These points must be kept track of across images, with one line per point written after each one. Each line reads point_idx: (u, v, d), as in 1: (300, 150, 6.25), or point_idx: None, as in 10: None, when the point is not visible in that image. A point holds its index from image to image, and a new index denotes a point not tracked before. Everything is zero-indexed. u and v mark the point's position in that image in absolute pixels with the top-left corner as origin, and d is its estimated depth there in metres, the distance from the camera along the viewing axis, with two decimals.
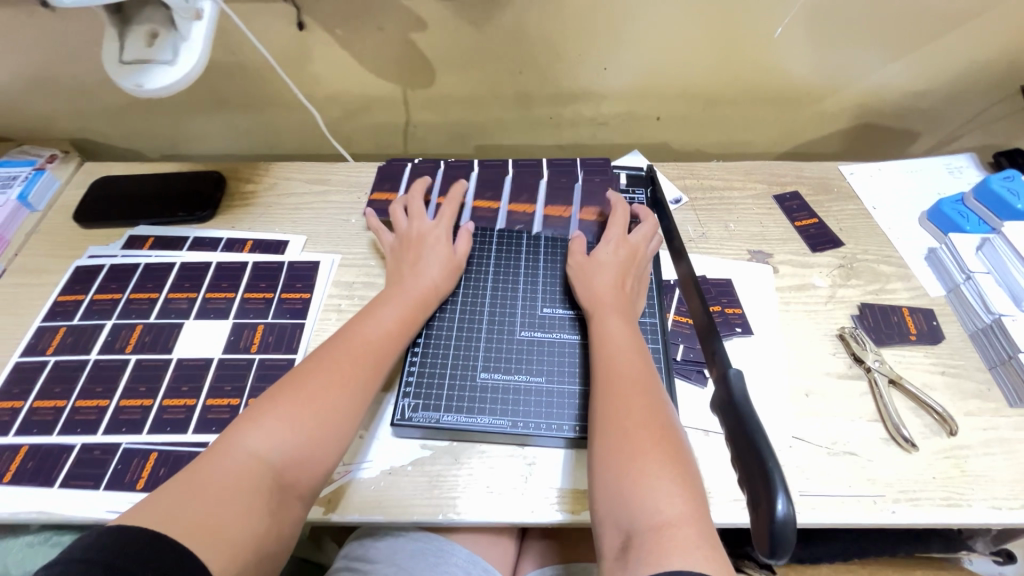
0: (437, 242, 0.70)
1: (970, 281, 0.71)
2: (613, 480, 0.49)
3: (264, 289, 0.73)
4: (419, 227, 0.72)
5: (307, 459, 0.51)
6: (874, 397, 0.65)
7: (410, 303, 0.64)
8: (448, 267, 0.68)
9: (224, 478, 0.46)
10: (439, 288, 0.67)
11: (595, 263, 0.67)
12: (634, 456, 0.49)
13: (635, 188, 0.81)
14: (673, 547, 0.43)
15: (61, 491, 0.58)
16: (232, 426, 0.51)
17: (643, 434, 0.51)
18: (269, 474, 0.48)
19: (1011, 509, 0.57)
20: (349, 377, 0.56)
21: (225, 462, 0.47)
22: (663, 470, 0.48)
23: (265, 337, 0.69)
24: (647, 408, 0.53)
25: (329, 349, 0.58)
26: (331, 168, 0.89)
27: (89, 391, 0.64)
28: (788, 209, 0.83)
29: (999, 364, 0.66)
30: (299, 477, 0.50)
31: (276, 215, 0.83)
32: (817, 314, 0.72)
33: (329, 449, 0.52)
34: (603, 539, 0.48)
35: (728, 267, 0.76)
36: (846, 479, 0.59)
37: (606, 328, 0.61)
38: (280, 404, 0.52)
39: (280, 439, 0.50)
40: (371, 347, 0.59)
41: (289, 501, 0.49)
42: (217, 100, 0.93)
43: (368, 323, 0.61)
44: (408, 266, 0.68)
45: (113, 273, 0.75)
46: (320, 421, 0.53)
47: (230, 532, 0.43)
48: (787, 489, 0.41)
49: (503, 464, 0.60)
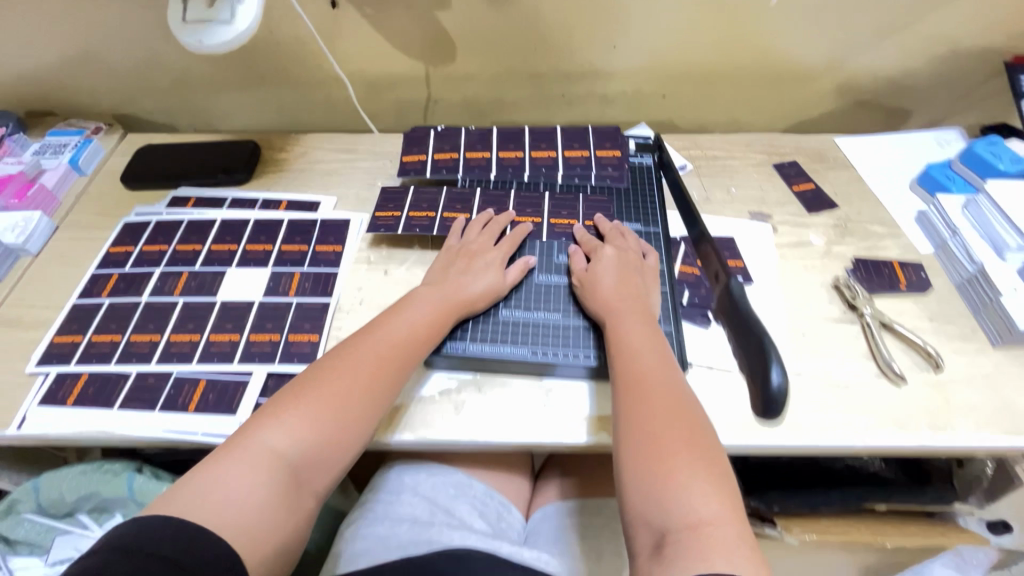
0: (490, 264, 0.70)
1: (956, 236, 0.76)
2: (646, 481, 0.50)
3: (299, 242, 0.79)
4: (476, 242, 0.73)
5: (320, 455, 0.55)
6: (866, 339, 0.70)
7: (442, 305, 0.66)
8: (495, 289, 0.68)
9: (242, 470, 0.50)
10: (472, 301, 0.67)
11: (602, 268, 0.68)
12: (667, 456, 0.51)
13: (642, 153, 0.86)
14: (713, 552, 0.45)
15: (119, 412, 0.63)
16: (254, 418, 0.55)
17: (677, 438, 0.52)
18: (284, 467, 0.52)
19: (992, 433, 0.62)
20: (370, 378, 0.59)
21: (244, 457, 0.52)
22: (699, 472, 0.50)
23: (301, 283, 0.75)
24: (670, 408, 0.55)
25: (348, 351, 0.61)
26: (358, 139, 0.96)
27: (142, 327, 0.70)
28: (786, 175, 0.89)
29: (982, 310, 0.71)
30: (313, 472, 0.54)
31: (309, 179, 0.89)
32: (814, 267, 0.78)
33: (342, 449, 0.56)
34: (635, 539, 0.49)
35: (729, 226, 0.82)
36: (842, 408, 0.64)
37: (626, 328, 0.62)
38: (302, 401, 0.56)
39: (296, 437, 0.54)
40: (396, 347, 0.62)
41: (305, 492, 0.53)
42: (252, 76, 1.00)
43: (393, 323, 0.64)
44: (456, 278, 0.69)
45: (159, 228, 0.81)
46: (338, 421, 0.56)
47: (249, 526, 0.48)
48: None
49: (523, 392, 0.65)
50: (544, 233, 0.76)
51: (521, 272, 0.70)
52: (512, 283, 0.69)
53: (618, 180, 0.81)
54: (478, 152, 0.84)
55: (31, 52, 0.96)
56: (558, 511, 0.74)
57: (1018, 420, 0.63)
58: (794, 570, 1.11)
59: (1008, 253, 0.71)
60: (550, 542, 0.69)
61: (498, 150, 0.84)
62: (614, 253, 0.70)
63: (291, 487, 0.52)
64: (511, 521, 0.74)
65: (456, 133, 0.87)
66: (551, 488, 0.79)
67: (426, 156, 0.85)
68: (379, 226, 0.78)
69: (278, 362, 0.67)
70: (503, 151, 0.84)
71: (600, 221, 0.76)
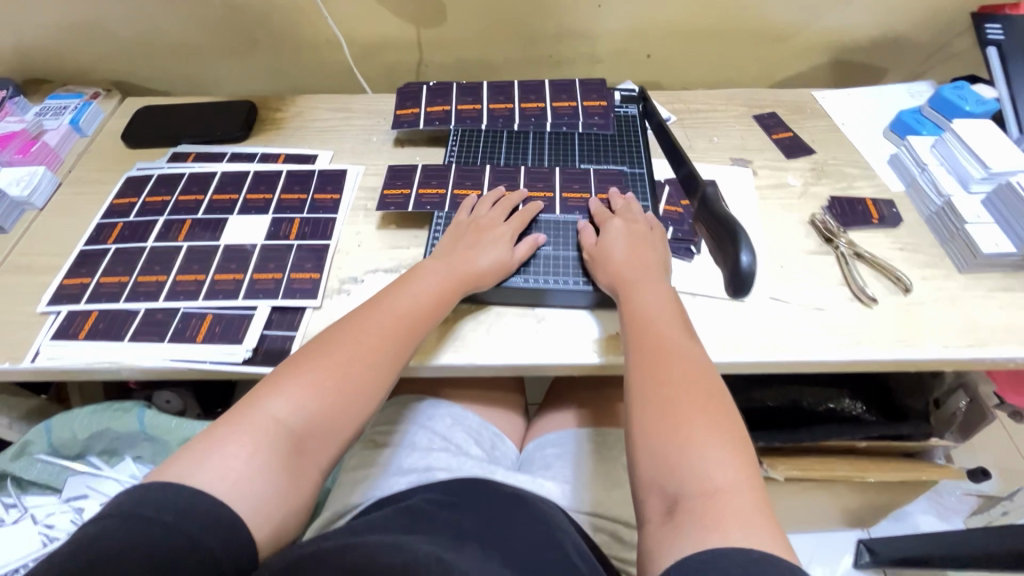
0: (499, 240, 0.70)
1: (925, 172, 0.80)
2: (660, 450, 0.50)
3: (298, 191, 0.82)
4: (486, 217, 0.73)
5: (324, 423, 0.55)
6: (841, 267, 0.74)
7: (449, 278, 0.67)
8: (502, 264, 0.69)
9: (248, 439, 0.51)
10: (481, 277, 0.68)
11: (610, 242, 0.69)
12: (682, 425, 0.51)
13: (627, 104, 0.90)
14: (727, 519, 0.44)
15: (129, 345, 0.66)
16: (255, 391, 0.55)
17: (690, 405, 0.52)
18: (290, 437, 0.52)
19: (958, 347, 0.66)
20: (376, 349, 0.60)
21: (251, 426, 0.52)
22: (713, 439, 0.49)
23: (302, 228, 0.77)
24: (687, 376, 0.55)
25: (354, 322, 0.61)
26: (353, 99, 0.98)
27: (149, 269, 0.73)
28: (765, 125, 0.93)
29: (949, 239, 0.75)
30: (317, 441, 0.54)
31: (306, 135, 0.92)
32: (793, 206, 0.81)
33: (346, 419, 0.56)
34: (645, 504, 0.50)
35: (711, 170, 0.86)
36: (816, 327, 0.68)
37: (641, 299, 0.63)
38: (304, 371, 0.56)
39: (299, 407, 0.54)
40: (402, 317, 0.63)
41: (310, 464, 0.54)
42: (247, 40, 1.02)
43: (398, 295, 0.65)
44: (464, 251, 0.70)
45: (162, 181, 0.84)
46: (344, 393, 0.56)
47: (253, 499, 0.48)
48: (750, 243, 0.61)
49: (516, 321, 0.70)
50: (550, 207, 0.77)
51: (531, 249, 0.71)
52: (521, 259, 0.70)
53: (604, 128, 0.85)
54: (470, 104, 0.88)
55: (27, 18, 0.98)
56: (550, 441, 0.78)
57: (980, 335, 0.67)
58: (781, 511, 1.16)
59: (973, 184, 0.76)
60: (541, 468, 0.74)
61: (488, 103, 0.87)
62: (624, 224, 0.71)
63: (292, 455, 0.52)
64: (505, 450, 0.78)
65: (448, 88, 0.90)
66: (544, 420, 0.83)
67: (419, 109, 0.88)
68: (389, 204, 0.78)
69: (281, 297, 0.70)
70: (493, 104, 0.87)
71: (613, 195, 0.76)
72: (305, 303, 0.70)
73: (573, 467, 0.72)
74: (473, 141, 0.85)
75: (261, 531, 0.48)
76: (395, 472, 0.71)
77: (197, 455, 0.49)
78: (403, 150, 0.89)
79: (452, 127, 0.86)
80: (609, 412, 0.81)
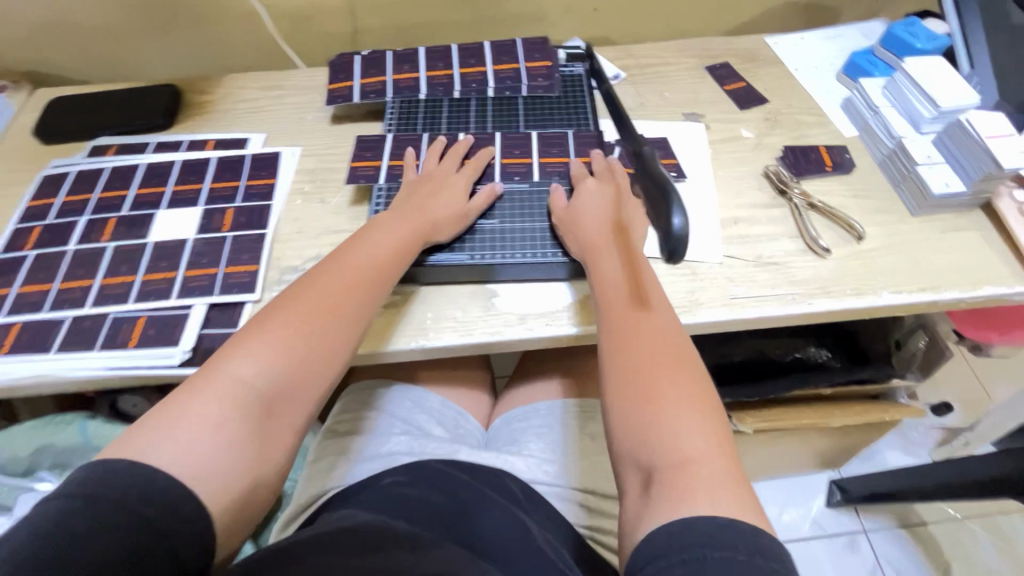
0: (454, 188, 0.70)
1: (877, 115, 0.78)
2: (634, 423, 0.49)
3: (229, 179, 0.77)
4: (440, 169, 0.71)
5: (292, 384, 0.54)
6: (794, 219, 0.72)
7: (408, 230, 0.65)
8: (456, 213, 0.68)
9: (213, 405, 0.49)
10: (437, 226, 0.66)
11: (581, 205, 0.67)
12: (654, 396, 0.50)
13: (573, 63, 0.85)
14: (698, 487, 0.43)
15: (56, 357, 0.62)
16: (221, 352, 0.54)
17: (660, 374, 0.51)
18: (256, 398, 0.51)
19: (910, 292, 0.66)
20: (341, 307, 0.58)
21: (216, 390, 0.50)
22: (687, 410, 0.49)
23: (235, 218, 0.73)
24: (656, 344, 0.54)
25: (311, 285, 0.59)
26: (285, 75, 0.92)
27: (72, 274, 0.68)
28: (717, 76, 0.90)
29: (902, 182, 0.74)
30: (287, 400, 0.53)
31: (236, 118, 0.86)
32: (745, 159, 0.79)
33: (314, 378, 0.55)
34: (624, 479, 0.49)
35: (662, 128, 0.83)
36: (770, 283, 0.67)
37: (606, 267, 0.61)
38: (271, 330, 0.55)
39: (265, 367, 0.52)
40: (364, 272, 0.61)
41: (280, 426, 0.53)
42: (162, 17, 0.94)
43: (359, 251, 0.62)
44: (419, 201, 0.68)
45: (80, 177, 0.78)
46: (305, 355, 0.55)
47: (214, 470, 0.47)
48: (683, 205, 0.51)
49: (466, 299, 0.67)
50: (490, 176, 0.74)
51: (490, 198, 0.70)
52: (479, 208, 0.69)
53: (549, 90, 0.81)
54: (406, 73, 0.82)
55: None
56: (515, 416, 0.75)
57: (932, 278, 0.67)
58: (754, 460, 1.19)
59: (924, 125, 0.74)
60: (507, 443, 0.72)
61: (426, 70, 0.82)
62: (597, 185, 0.69)
63: (261, 418, 0.51)
64: (470, 428, 0.77)
65: (382, 56, 0.84)
66: (510, 395, 0.81)
67: (353, 82, 0.82)
68: (360, 176, 0.74)
69: (217, 294, 0.66)
70: (431, 71, 0.82)
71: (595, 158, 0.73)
72: (245, 298, 0.67)
73: (540, 438, 0.71)
74: (412, 113, 0.80)
75: (221, 506, 0.47)
76: (358, 465, 0.69)
77: (152, 429, 0.47)
78: (341, 127, 0.84)
79: (390, 99, 0.81)
80: (577, 381, 0.78)
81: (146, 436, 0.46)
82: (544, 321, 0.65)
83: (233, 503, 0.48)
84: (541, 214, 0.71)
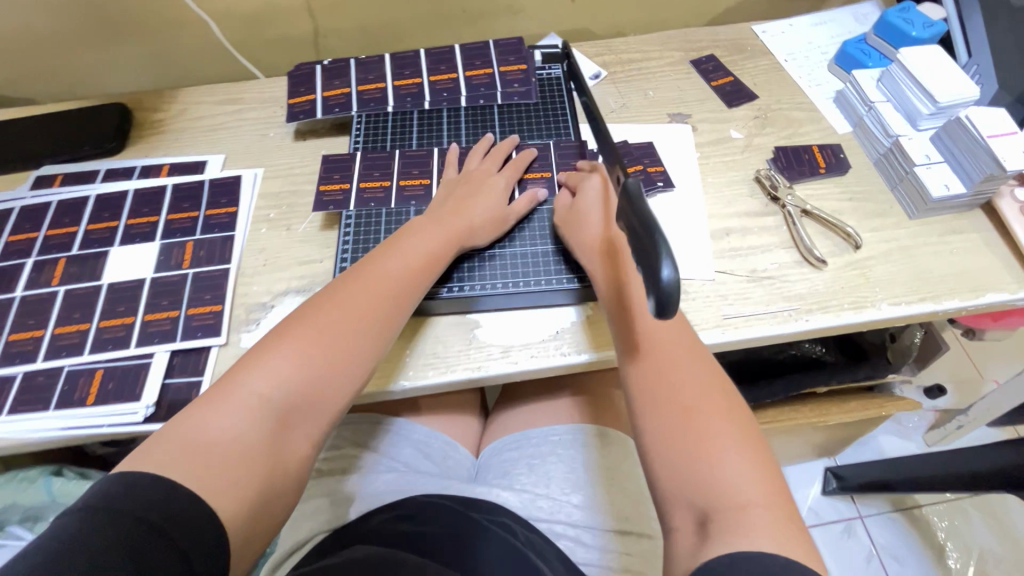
0: (492, 190, 0.67)
1: (871, 111, 0.74)
2: (682, 459, 0.48)
3: (187, 209, 0.72)
4: (484, 169, 0.69)
5: (312, 400, 0.52)
6: (788, 227, 0.69)
7: (444, 234, 0.63)
8: (494, 219, 0.65)
9: (233, 422, 0.48)
10: (475, 229, 0.64)
11: (586, 202, 0.65)
12: (702, 434, 0.49)
13: (550, 64, 0.80)
14: (757, 530, 0.42)
15: (9, 418, 0.58)
16: (242, 362, 0.52)
17: (705, 410, 0.50)
18: (273, 413, 0.50)
19: (909, 303, 0.63)
20: (368, 318, 0.56)
21: (235, 404, 0.49)
22: (735, 448, 0.48)
23: (196, 252, 0.68)
24: (697, 376, 0.53)
25: (337, 293, 0.57)
26: (243, 87, 0.86)
27: (22, 325, 0.63)
28: (703, 70, 0.85)
29: (899, 183, 0.70)
30: (304, 415, 0.51)
31: (193, 138, 0.80)
32: (735, 162, 0.75)
33: (337, 393, 0.53)
34: (671, 517, 0.47)
35: (647, 131, 0.78)
36: (765, 299, 0.64)
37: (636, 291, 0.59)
38: (296, 345, 0.53)
39: (285, 379, 0.51)
40: (392, 282, 0.59)
41: (294, 437, 0.51)
42: (103, 29, 0.87)
43: (391, 257, 0.60)
44: (456, 204, 0.65)
45: (25, 214, 0.72)
46: (327, 364, 0.53)
47: (237, 484, 0.45)
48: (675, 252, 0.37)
49: (447, 331, 0.63)
50: None
51: (531, 203, 0.68)
52: (520, 213, 0.67)
53: (525, 96, 0.76)
54: (372, 83, 0.77)
55: None
56: (506, 445, 0.73)
57: (933, 286, 0.64)
58: None
59: (921, 121, 0.70)
60: (498, 476, 0.69)
61: (393, 79, 0.77)
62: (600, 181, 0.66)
63: (274, 430, 0.49)
64: (458, 459, 0.74)
65: (345, 65, 0.78)
66: (499, 421, 0.78)
67: (315, 95, 0.76)
68: (329, 203, 0.69)
69: (179, 340, 0.62)
70: (398, 80, 0.77)
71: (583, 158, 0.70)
72: (210, 343, 0.62)
73: (534, 471, 0.68)
74: (379, 127, 0.75)
75: (240, 527, 0.45)
76: (348, 510, 0.66)
77: (184, 439, 0.46)
78: (306, 144, 0.79)
79: (355, 113, 0.76)
80: (567, 404, 0.75)
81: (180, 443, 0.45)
82: (531, 353, 0.62)
83: (249, 524, 0.46)
84: (522, 238, 0.68)
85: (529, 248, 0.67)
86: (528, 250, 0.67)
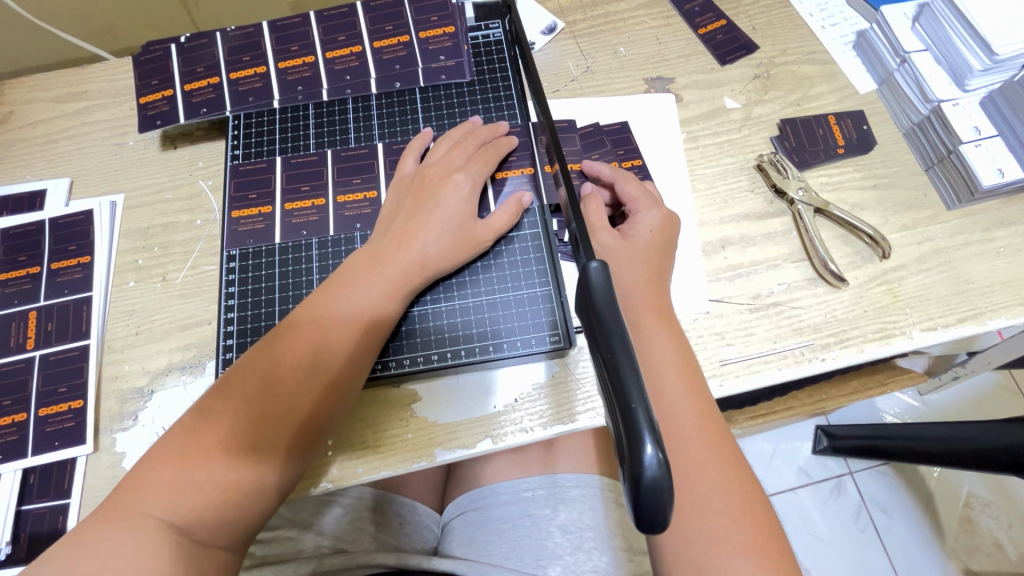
0: (459, 192, 0.51)
1: (905, 65, 0.58)
2: (691, 559, 0.39)
3: (24, 263, 0.55)
4: (447, 161, 0.53)
5: (234, 501, 0.40)
6: (798, 232, 0.55)
7: (398, 264, 0.47)
8: (458, 237, 0.49)
9: (128, 540, 0.37)
10: (434, 258, 0.48)
11: (634, 232, 0.49)
12: (719, 533, 0.40)
13: (488, 21, 0.63)
14: None
15: None
16: (156, 451, 0.41)
17: (723, 499, 0.41)
18: (180, 527, 0.38)
19: (946, 326, 0.51)
20: (309, 385, 0.42)
21: (137, 515, 0.38)
22: (754, 550, 0.39)
23: (42, 326, 0.53)
24: (717, 453, 0.42)
25: (278, 345, 0.44)
26: (82, 72, 0.64)
27: None
28: (688, 12, 0.65)
29: (936, 163, 0.56)
30: (223, 522, 0.39)
31: (24, 155, 0.61)
32: (731, 144, 0.59)
33: (268, 485, 0.41)
34: None
35: (620, 105, 0.61)
36: (770, 335, 0.51)
37: (650, 337, 0.45)
38: (221, 428, 0.41)
39: (202, 475, 0.39)
40: (341, 331, 0.44)
41: (213, 547, 0.39)
42: None
43: (343, 293, 0.46)
44: (407, 222, 0.49)
45: None
46: (260, 445, 0.41)
47: (168, 549, 0.37)
48: (657, 429, 0.26)
49: (378, 410, 0.50)
50: None
51: (514, 215, 0.52)
52: (498, 229, 0.51)
53: (456, 73, 0.59)
54: (249, 68, 0.59)
55: None
56: (471, 503, 0.62)
57: (973, 302, 0.52)
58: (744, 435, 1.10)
59: (971, 79, 0.55)
60: (462, 545, 0.58)
61: (277, 59, 0.59)
62: (658, 216, 0.50)
63: (188, 542, 0.38)
64: (416, 522, 0.64)
65: (209, 41, 0.60)
66: (461, 472, 0.67)
67: (173, 90, 0.58)
68: (247, 234, 0.54)
69: (33, 453, 0.49)
70: (283, 61, 0.59)
71: (592, 163, 0.54)
72: (74, 453, 0.48)
73: (503, 538, 0.57)
74: (267, 129, 0.58)
75: None
76: None
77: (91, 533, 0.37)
78: (176, 153, 0.60)
79: (230, 114, 0.58)
80: (538, 451, 0.63)
81: (151, 456, 0.40)
82: (484, 435, 0.49)
83: None
84: (460, 287, 0.52)
85: (472, 300, 0.51)
86: (469, 305, 0.51)
